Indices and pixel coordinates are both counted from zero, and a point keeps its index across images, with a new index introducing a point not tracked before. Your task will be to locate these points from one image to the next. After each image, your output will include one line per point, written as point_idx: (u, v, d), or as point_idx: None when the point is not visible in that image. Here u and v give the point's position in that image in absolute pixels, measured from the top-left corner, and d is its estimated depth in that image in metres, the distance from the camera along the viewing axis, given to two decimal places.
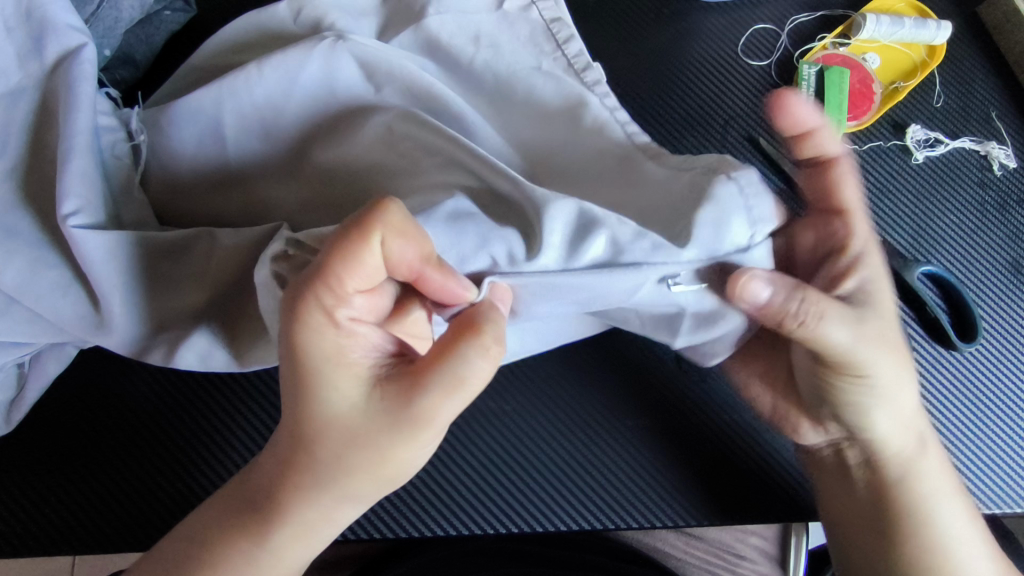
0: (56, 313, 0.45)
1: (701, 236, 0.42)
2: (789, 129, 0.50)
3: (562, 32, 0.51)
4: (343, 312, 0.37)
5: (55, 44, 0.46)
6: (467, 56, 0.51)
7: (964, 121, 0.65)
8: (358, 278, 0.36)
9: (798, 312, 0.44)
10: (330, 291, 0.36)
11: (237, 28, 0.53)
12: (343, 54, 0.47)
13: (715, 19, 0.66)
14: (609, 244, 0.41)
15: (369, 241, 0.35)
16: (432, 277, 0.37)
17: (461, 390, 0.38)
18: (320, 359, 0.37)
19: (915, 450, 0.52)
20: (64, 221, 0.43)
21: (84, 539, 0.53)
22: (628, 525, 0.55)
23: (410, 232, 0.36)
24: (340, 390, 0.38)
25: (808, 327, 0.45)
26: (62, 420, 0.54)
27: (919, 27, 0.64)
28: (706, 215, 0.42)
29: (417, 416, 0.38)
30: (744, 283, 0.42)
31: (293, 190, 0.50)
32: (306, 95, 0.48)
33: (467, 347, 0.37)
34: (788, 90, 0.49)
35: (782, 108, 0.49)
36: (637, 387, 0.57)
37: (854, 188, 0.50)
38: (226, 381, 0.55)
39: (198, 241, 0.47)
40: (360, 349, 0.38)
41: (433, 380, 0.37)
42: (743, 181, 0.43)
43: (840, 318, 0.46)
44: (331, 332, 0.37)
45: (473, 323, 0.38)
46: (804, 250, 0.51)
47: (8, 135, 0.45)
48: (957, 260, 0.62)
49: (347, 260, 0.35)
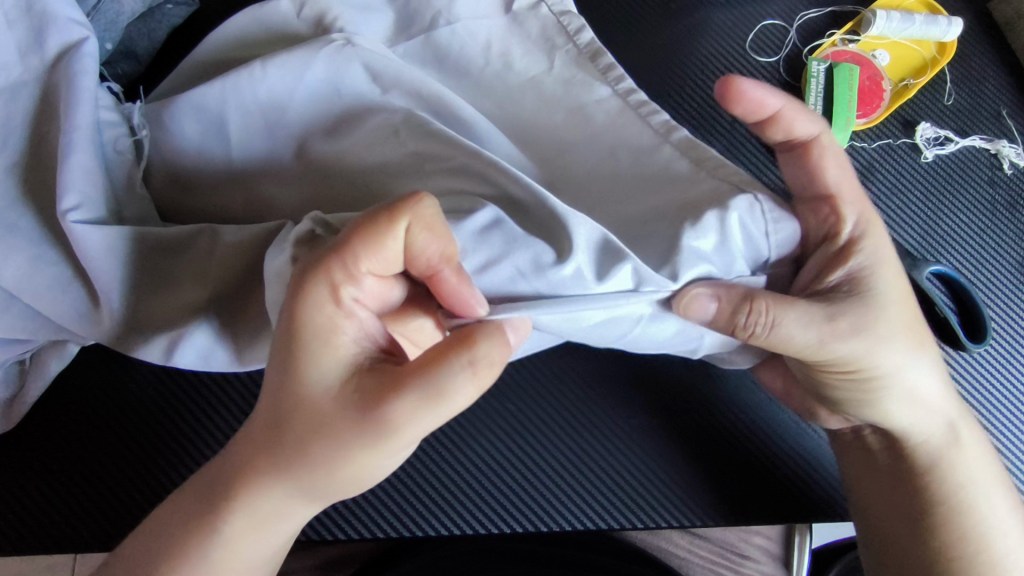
0: (58, 309, 0.44)
1: (716, 260, 0.42)
2: (753, 113, 0.44)
3: (573, 24, 0.51)
4: (348, 291, 0.36)
5: (56, 37, 0.46)
6: (479, 61, 0.51)
7: (973, 120, 0.64)
8: (375, 260, 0.35)
9: (747, 324, 0.41)
10: (343, 267, 0.35)
11: (240, 22, 0.52)
12: (352, 59, 0.47)
13: (724, 15, 0.66)
14: (634, 272, 0.40)
15: (394, 227, 0.34)
16: (447, 277, 0.36)
17: (439, 406, 0.35)
18: (313, 338, 0.36)
19: (945, 437, 0.50)
20: (64, 217, 0.42)
21: (84, 538, 0.52)
22: (633, 525, 0.55)
23: (436, 228, 0.35)
24: (320, 365, 0.37)
25: (759, 337, 0.43)
26: (63, 418, 0.53)
27: (929, 23, 0.63)
28: (721, 245, 0.42)
29: (383, 421, 0.35)
30: (691, 297, 0.40)
31: (295, 188, 0.49)
32: (310, 95, 0.47)
33: (455, 359, 0.35)
34: (740, 77, 0.43)
35: (736, 100, 0.43)
36: (643, 386, 0.57)
37: (836, 165, 0.46)
38: (230, 381, 0.55)
39: (199, 238, 0.46)
40: (353, 333, 0.37)
41: (412, 386, 0.35)
42: (764, 210, 0.43)
43: (803, 317, 0.42)
44: (331, 308, 0.36)
45: (469, 335, 0.35)
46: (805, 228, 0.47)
47: (7, 130, 0.45)
48: (966, 260, 0.61)
49: (369, 241, 0.35)
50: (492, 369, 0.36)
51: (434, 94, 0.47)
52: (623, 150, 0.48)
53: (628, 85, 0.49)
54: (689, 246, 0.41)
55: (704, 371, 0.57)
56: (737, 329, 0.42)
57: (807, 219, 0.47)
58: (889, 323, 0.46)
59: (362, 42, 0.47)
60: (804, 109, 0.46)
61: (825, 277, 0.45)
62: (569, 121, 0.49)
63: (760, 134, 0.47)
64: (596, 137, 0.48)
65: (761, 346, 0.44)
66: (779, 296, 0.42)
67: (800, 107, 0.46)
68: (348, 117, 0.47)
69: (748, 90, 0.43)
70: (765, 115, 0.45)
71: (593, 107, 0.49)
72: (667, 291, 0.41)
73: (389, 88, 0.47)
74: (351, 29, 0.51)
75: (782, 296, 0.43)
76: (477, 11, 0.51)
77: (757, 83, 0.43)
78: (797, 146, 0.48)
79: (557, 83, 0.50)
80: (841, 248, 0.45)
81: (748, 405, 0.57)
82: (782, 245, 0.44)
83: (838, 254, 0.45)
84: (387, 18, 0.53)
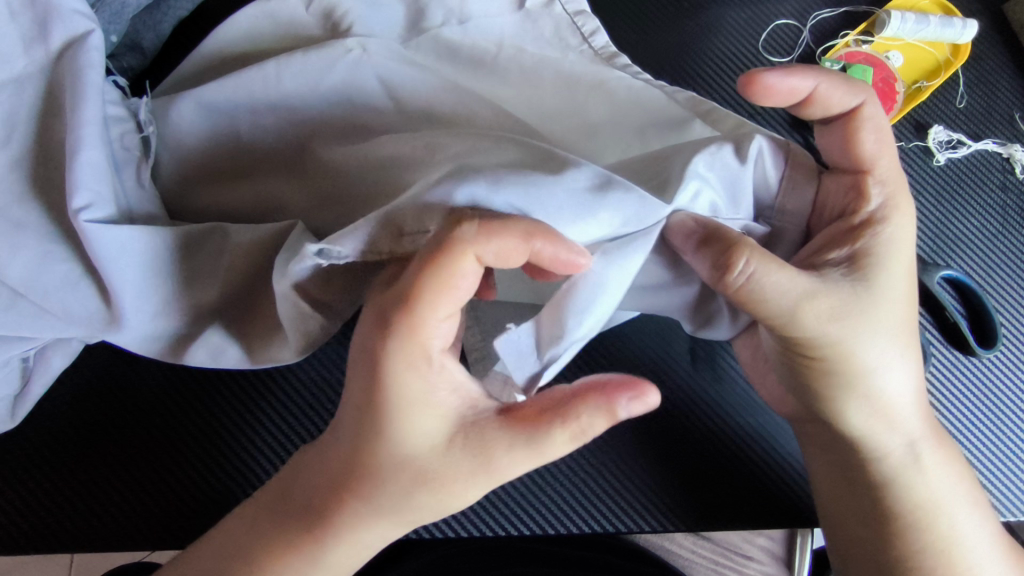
0: (67, 307, 0.44)
1: (717, 197, 0.42)
2: (776, 101, 0.43)
3: (587, 25, 0.50)
4: (434, 343, 0.36)
5: (62, 30, 0.45)
6: (490, 55, 0.50)
7: (986, 123, 0.64)
8: (447, 304, 0.35)
9: (719, 263, 0.40)
10: (418, 321, 0.35)
11: (249, 16, 0.51)
12: (367, 73, 0.47)
13: (736, 13, 0.65)
14: (637, 204, 0.39)
15: (461, 265, 0.34)
16: (545, 251, 0.35)
17: (538, 459, 0.37)
18: (399, 398, 0.36)
19: (942, 450, 0.50)
20: (76, 216, 0.41)
21: (88, 535, 0.52)
22: (640, 528, 0.54)
23: (500, 236, 0.34)
24: (425, 428, 0.37)
25: (737, 282, 0.40)
26: (68, 416, 0.53)
27: (944, 26, 0.63)
28: (719, 183, 0.42)
29: (492, 470, 0.37)
30: (676, 221, 0.40)
31: (302, 187, 0.48)
32: (325, 101, 0.48)
33: (559, 429, 0.36)
34: (762, 72, 0.42)
35: (760, 94, 0.42)
36: (651, 388, 0.56)
37: (871, 138, 0.44)
38: (236, 379, 0.54)
39: (212, 237, 0.46)
40: (446, 387, 0.38)
41: (518, 445, 0.37)
42: (768, 154, 0.43)
43: (782, 282, 0.40)
44: (423, 366, 0.36)
45: (571, 408, 0.36)
46: (828, 204, 0.45)
47: (12, 124, 0.44)
48: (977, 265, 0.61)
49: (436, 280, 0.34)
50: (597, 433, 0.37)
51: (447, 111, 0.47)
52: (652, 128, 0.47)
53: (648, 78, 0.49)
54: (694, 167, 0.41)
55: (711, 372, 0.57)
56: (710, 269, 0.40)
57: (829, 189, 0.45)
58: (897, 330, 0.45)
59: (375, 47, 0.48)
60: (842, 83, 0.43)
61: (827, 252, 0.44)
62: (578, 120, 0.48)
63: (798, 115, 0.46)
64: (603, 138, 0.48)
65: (737, 300, 0.42)
66: (767, 253, 0.40)
67: (836, 79, 0.43)
68: (366, 126, 0.47)
69: (773, 83, 0.42)
70: (798, 100, 0.43)
71: (615, 82, 0.48)
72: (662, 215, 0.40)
73: (402, 95, 0.48)
74: (361, 24, 0.50)
75: (768, 253, 0.40)
76: (488, 8, 0.50)
77: (783, 76, 0.42)
78: (836, 119, 0.46)
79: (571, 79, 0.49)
80: (854, 227, 0.44)
81: (756, 408, 0.57)
82: (788, 197, 0.45)
83: (849, 233, 0.44)
84: (397, 13, 0.51)
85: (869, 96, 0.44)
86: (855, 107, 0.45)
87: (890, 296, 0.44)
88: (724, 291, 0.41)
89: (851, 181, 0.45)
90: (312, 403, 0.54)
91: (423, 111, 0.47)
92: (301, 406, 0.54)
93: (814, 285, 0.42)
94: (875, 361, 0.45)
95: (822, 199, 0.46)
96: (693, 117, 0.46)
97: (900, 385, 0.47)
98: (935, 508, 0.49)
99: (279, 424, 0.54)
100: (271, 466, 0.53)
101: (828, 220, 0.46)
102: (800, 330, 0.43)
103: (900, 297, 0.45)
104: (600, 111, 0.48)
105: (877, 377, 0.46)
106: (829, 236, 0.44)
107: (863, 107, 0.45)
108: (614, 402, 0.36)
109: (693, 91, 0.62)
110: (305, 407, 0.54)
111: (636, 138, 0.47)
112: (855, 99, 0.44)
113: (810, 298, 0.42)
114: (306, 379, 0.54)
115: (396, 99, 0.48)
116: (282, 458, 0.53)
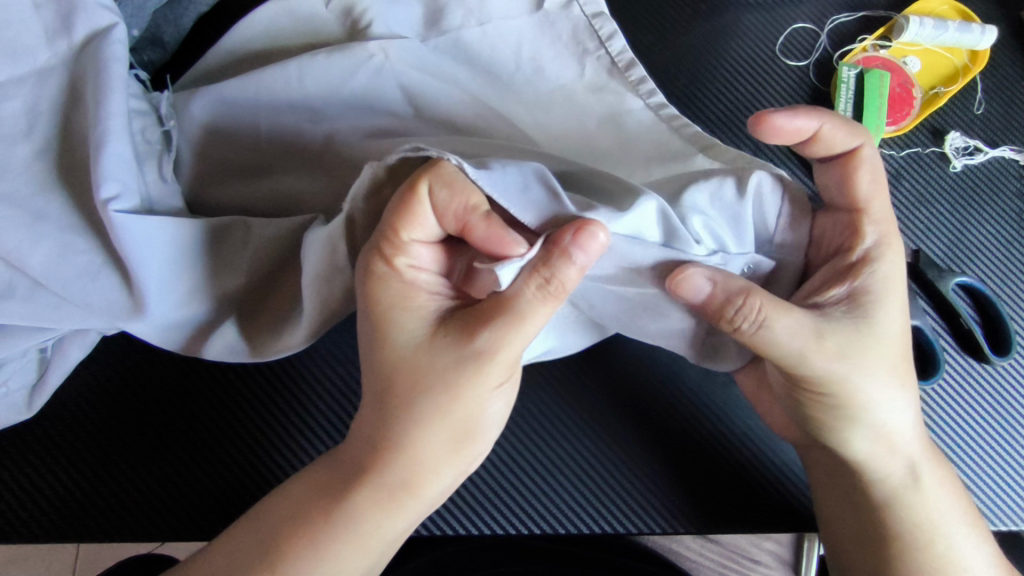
0: (88, 299, 0.44)
1: (716, 227, 0.43)
2: (784, 141, 0.44)
3: (605, 28, 0.51)
4: (402, 260, 0.38)
5: (85, 23, 0.44)
6: (509, 69, 0.52)
7: (1004, 130, 0.63)
8: (414, 229, 0.37)
9: (734, 312, 0.41)
10: (388, 240, 0.37)
11: (270, 12, 0.51)
12: (389, 82, 0.48)
13: (754, 17, 0.65)
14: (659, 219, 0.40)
15: (415, 194, 0.35)
16: (477, 226, 0.35)
17: (521, 334, 0.37)
18: (384, 308, 0.39)
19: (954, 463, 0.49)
20: (105, 205, 0.41)
21: (103, 526, 0.52)
22: (650, 529, 0.54)
23: (454, 184, 0.35)
24: (405, 327, 0.39)
25: (748, 332, 0.41)
26: (84, 407, 0.53)
27: (963, 30, 0.62)
28: (719, 214, 0.43)
29: (479, 355, 0.38)
30: (684, 275, 0.40)
31: (320, 181, 0.48)
32: (351, 101, 0.48)
33: (526, 286, 0.36)
34: (771, 111, 0.42)
35: (769, 133, 0.43)
36: (660, 389, 0.56)
37: (870, 178, 0.45)
38: (250, 374, 0.54)
39: (233, 230, 0.47)
40: (426, 295, 0.39)
41: (499, 325, 0.37)
42: (761, 187, 0.43)
43: (793, 326, 0.41)
44: (394, 280, 0.38)
45: (541, 267, 0.35)
46: (824, 244, 0.46)
47: (35, 115, 0.44)
48: (992, 272, 0.61)
49: (402, 212, 0.36)
50: (564, 288, 0.36)
51: (466, 124, 0.49)
52: (658, 161, 0.49)
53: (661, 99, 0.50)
54: (691, 203, 0.42)
55: (723, 376, 0.57)
56: (722, 317, 0.41)
57: (825, 229, 0.46)
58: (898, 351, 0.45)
59: (396, 50, 0.48)
60: (845, 124, 0.44)
61: (827, 292, 0.44)
62: (588, 141, 0.50)
63: (802, 153, 0.46)
64: (611, 160, 0.50)
65: (748, 346, 0.43)
66: (774, 298, 0.41)
67: (840, 121, 0.44)
68: (389, 133, 0.48)
69: (782, 123, 0.42)
70: (803, 139, 0.44)
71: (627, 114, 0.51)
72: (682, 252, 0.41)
73: (423, 106, 0.49)
74: (380, 22, 0.50)
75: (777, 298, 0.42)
76: (505, 10, 0.51)
77: (794, 115, 0.43)
78: (835, 157, 0.46)
79: (589, 93, 0.51)
80: (852, 264, 0.44)
81: None
82: (785, 230, 0.45)
83: (846, 271, 0.44)
84: (415, 11, 0.52)
85: (868, 140, 0.45)
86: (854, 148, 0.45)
87: (886, 334, 0.44)
88: (742, 338, 0.42)
89: (846, 220, 0.45)
90: (330, 402, 0.54)
91: (444, 122, 0.48)
92: (318, 405, 0.54)
93: (821, 326, 0.42)
94: (875, 397, 0.45)
95: (818, 239, 0.46)
96: (697, 153, 0.48)
97: (899, 407, 0.46)
98: (955, 521, 0.48)
99: (294, 419, 0.54)
100: (283, 459, 0.53)
101: (824, 260, 0.46)
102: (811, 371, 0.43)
103: (899, 328, 0.45)
104: (616, 126, 0.50)
105: (880, 406, 0.46)
106: (826, 274, 0.45)
107: (863, 148, 0.45)
108: (568, 251, 0.35)
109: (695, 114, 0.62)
110: (320, 403, 0.54)
111: (642, 167, 0.49)
112: (861, 137, 0.45)
113: (820, 336, 0.42)
114: (322, 375, 0.55)
115: (416, 107, 0.49)
116: (296, 455, 0.54)
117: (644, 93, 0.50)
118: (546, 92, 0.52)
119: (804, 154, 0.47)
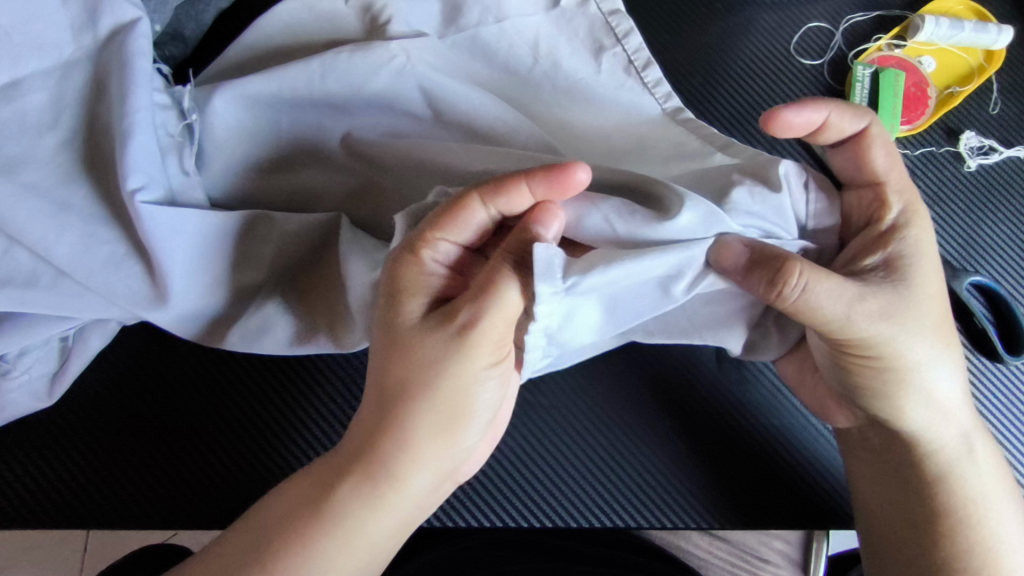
0: (111, 287, 0.45)
1: (761, 215, 0.43)
2: (799, 134, 0.44)
3: (622, 26, 0.52)
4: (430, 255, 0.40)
5: (109, 16, 0.45)
6: (525, 65, 0.52)
7: (1020, 131, 0.63)
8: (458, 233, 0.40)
9: (777, 280, 0.40)
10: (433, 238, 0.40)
11: (290, 9, 0.52)
12: (409, 81, 0.48)
13: (769, 16, 0.65)
14: (702, 218, 0.40)
15: (467, 204, 0.39)
16: (540, 184, 0.38)
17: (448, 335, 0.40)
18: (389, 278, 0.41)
19: (964, 459, 0.49)
20: (132, 196, 0.43)
21: (121, 514, 0.53)
22: (663, 525, 0.55)
23: (502, 191, 0.39)
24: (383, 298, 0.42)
25: (791, 298, 0.42)
26: (104, 396, 0.54)
27: (979, 31, 0.62)
28: (762, 206, 0.43)
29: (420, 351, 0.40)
30: (724, 243, 0.41)
31: (338, 178, 0.51)
32: (367, 98, 0.49)
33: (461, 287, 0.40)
34: (782, 109, 0.43)
35: (780, 130, 0.43)
36: (674, 386, 0.57)
37: (884, 154, 0.47)
38: (268, 367, 0.55)
39: (256, 224, 0.47)
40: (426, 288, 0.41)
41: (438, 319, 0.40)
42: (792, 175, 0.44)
43: (834, 290, 0.42)
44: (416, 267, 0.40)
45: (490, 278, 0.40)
46: (854, 214, 0.48)
47: (60, 107, 0.45)
48: (1006, 272, 0.61)
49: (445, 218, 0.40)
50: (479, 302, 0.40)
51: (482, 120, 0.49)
52: (675, 158, 0.49)
53: (676, 103, 0.50)
54: (738, 202, 0.42)
55: (736, 373, 0.57)
56: (766, 288, 0.41)
57: (851, 205, 0.48)
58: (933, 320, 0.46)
59: (415, 47, 0.49)
60: (850, 109, 0.45)
61: (863, 259, 0.45)
62: (600, 145, 0.51)
63: (810, 141, 0.47)
64: (625, 160, 0.50)
65: (787, 312, 0.43)
66: (817, 265, 0.42)
67: (844, 106, 0.45)
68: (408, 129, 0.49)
69: (792, 118, 0.43)
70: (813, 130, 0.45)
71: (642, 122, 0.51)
72: (707, 239, 0.41)
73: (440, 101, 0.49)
74: (399, 18, 0.51)
75: (818, 266, 0.42)
76: (523, 7, 0.52)
77: (801, 111, 0.43)
78: (845, 141, 0.47)
79: (605, 89, 0.51)
80: (882, 233, 0.46)
81: (788, 412, 0.57)
82: (818, 213, 0.46)
83: (878, 240, 0.46)
84: (433, 9, 0.53)
85: (873, 117, 0.47)
86: (862, 128, 0.47)
87: (929, 296, 0.46)
88: (779, 305, 0.42)
89: (871, 193, 0.47)
90: (346, 397, 0.55)
91: (460, 120, 0.49)
92: (334, 399, 0.55)
93: (862, 288, 0.43)
94: (924, 357, 0.46)
95: (845, 212, 0.48)
96: (715, 151, 0.48)
97: (947, 373, 0.48)
98: (965, 511, 0.49)
99: (309, 410, 0.55)
100: (300, 452, 0.54)
101: (856, 231, 0.48)
102: (854, 330, 0.44)
103: (936, 292, 0.47)
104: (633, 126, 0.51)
105: (928, 369, 0.47)
106: (860, 244, 0.46)
107: (870, 127, 0.47)
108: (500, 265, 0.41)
109: (709, 113, 0.62)
110: (334, 396, 0.55)
111: (660, 164, 0.49)
112: (867, 117, 0.46)
113: (861, 298, 0.43)
114: (337, 368, 0.55)
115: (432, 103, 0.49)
116: (313, 447, 0.54)
117: (661, 96, 0.51)
118: (563, 90, 0.52)
119: (812, 143, 0.48)
